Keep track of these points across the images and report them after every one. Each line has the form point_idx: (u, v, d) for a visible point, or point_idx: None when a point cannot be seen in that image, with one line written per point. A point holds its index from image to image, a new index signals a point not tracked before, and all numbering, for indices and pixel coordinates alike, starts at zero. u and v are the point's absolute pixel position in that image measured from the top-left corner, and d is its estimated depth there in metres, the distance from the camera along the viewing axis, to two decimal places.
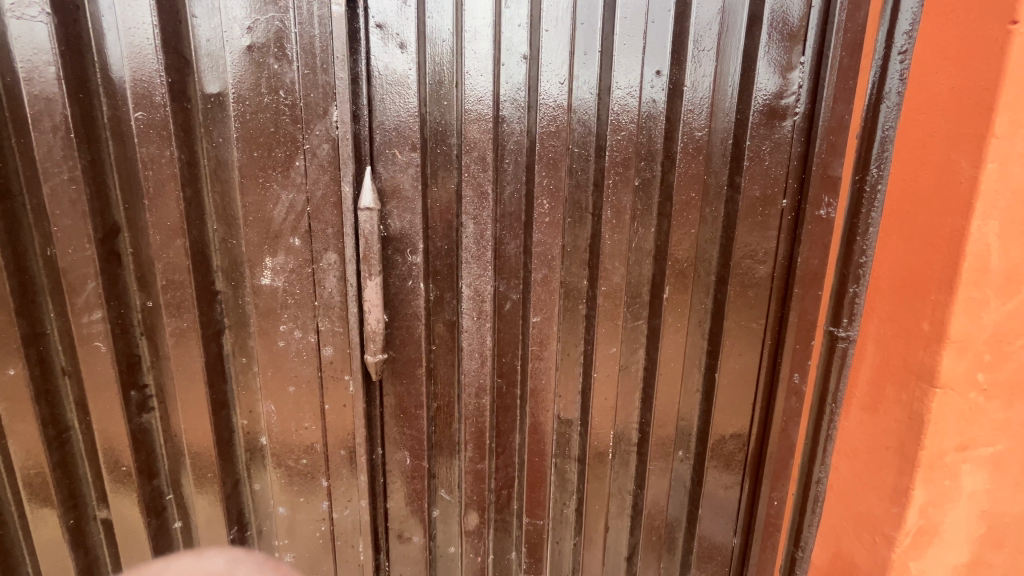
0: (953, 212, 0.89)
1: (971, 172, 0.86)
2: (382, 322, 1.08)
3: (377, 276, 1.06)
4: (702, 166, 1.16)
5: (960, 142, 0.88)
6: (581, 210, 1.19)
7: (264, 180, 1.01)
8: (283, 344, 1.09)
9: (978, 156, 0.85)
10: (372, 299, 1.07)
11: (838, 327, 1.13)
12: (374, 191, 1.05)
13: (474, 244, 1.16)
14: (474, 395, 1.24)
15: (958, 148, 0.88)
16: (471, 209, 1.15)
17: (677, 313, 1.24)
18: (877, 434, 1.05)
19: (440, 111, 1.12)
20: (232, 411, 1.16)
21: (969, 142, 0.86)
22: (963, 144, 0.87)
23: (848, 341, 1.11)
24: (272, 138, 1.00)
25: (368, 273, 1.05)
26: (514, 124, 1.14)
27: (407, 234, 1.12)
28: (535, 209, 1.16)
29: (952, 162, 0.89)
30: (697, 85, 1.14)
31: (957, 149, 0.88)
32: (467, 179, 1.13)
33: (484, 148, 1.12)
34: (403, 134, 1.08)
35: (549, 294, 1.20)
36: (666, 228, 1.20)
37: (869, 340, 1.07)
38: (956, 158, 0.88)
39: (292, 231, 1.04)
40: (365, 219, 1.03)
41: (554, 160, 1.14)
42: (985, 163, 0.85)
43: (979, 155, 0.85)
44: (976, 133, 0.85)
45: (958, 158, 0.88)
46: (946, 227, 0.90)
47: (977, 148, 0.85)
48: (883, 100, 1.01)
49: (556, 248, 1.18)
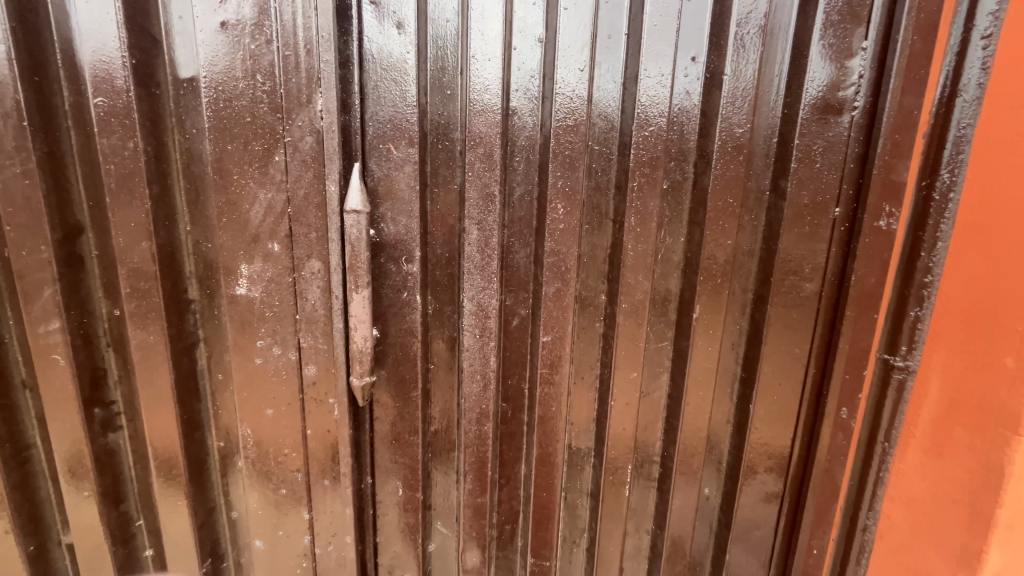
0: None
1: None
2: (370, 340, 0.95)
3: (366, 287, 0.93)
4: (742, 167, 1.00)
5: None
6: (601, 217, 1.05)
7: (238, 177, 0.88)
8: (260, 361, 0.96)
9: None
10: (357, 314, 0.94)
11: (894, 355, 0.96)
12: (364, 191, 0.91)
13: (479, 253, 1.03)
14: (475, 422, 1.10)
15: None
16: (474, 213, 1.01)
17: (708, 336, 1.09)
18: (941, 483, 0.87)
19: (443, 102, 0.99)
20: (207, 433, 1.05)
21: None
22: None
23: (905, 372, 0.94)
24: (246, 129, 0.87)
25: (355, 284, 0.92)
26: (526, 117, 1.00)
27: (402, 239, 0.99)
28: (548, 215, 1.02)
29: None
30: (739, 73, 0.99)
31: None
32: (470, 179, 1.00)
33: (490, 144, 0.98)
34: (399, 127, 0.95)
35: (563, 311, 1.06)
36: (698, 237, 1.04)
37: (933, 372, 0.89)
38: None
39: (271, 235, 0.91)
40: (352, 223, 0.90)
41: (570, 159, 1.00)
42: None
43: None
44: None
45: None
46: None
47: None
48: (959, 95, 0.84)
49: (572, 259, 1.04)
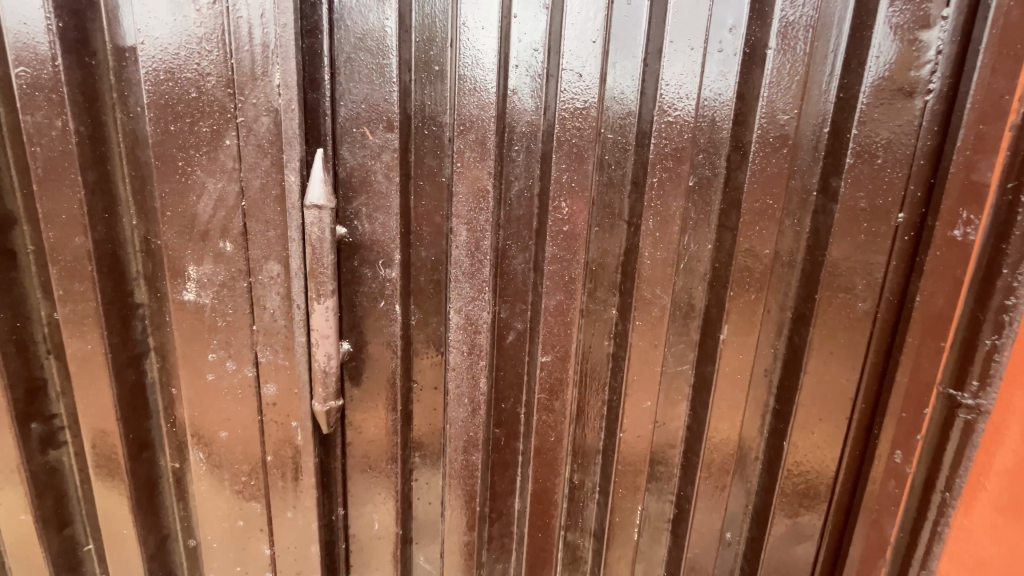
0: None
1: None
2: (335, 358, 0.82)
3: (330, 297, 0.80)
4: (785, 161, 0.84)
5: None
6: (614, 218, 0.89)
7: (184, 163, 0.75)
8: (212, 378, 0.84)
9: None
10: (318, 327, 0.80)
11: (962, 391, 0.78)
12: (328, 182, 0.76)
13: (469, 259, 0.88)
14: (461, 451, 0.96)
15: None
16: (463, 211, 0.86)
17: (737, 361, 0.93)
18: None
19: (428, 79, 0.84)
20: (158, 453, 0.93)
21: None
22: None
23: (975, 412, 0.77)
24: (192, 107, 0.73)
25: (318, 292, 0.78)
26: (527, 99, 0.85)
27: (379, 240, 0.85)
28: (550, 214, 0.87)
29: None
30: (788, 45, 0.81)
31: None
32: (457, 170, 0.85)
33: (484, 130, 0.83)
34: (376, 107, 0.81)
35: (568, 326, 0.91)
36: (730, 244, 0.88)
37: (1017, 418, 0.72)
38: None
39: (222, 232, 0.78)
40: (310, 221, 0.76)
41: (578, 149, 0.84)
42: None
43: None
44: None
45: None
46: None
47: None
48: None
49: (577, 267, 0.88)
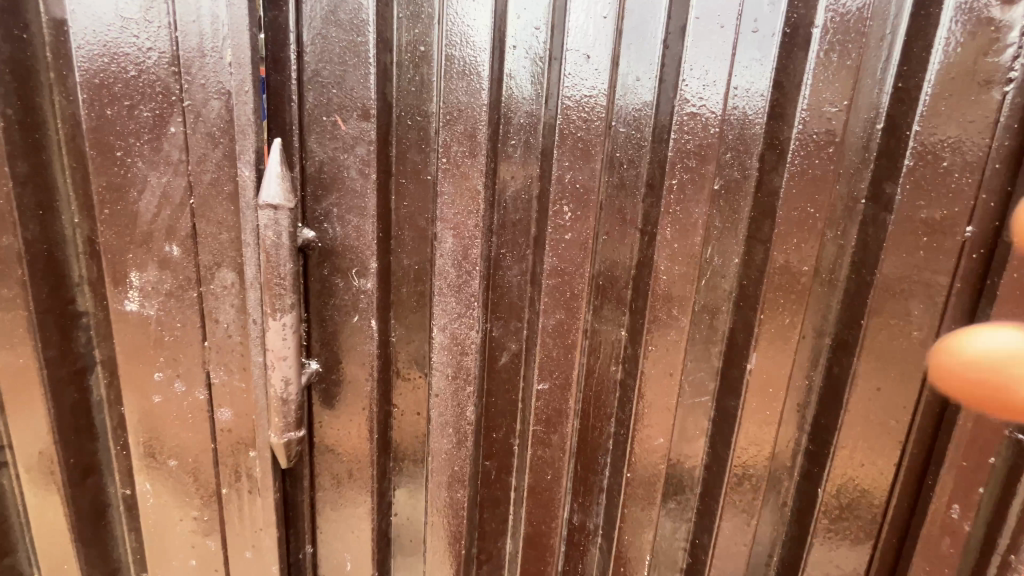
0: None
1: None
2: (292, 384, 0.70)
3: (290, 311, 0.69)
4: (834, 164, 0.70)
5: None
6: (626, 225, 0.77)
7: (122, 154, 0.65)
8: (159, 400, 0.73)
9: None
10: (273, 347, 0.69)
11: None
12: (285, 177, 0.65)
13: (455, 269, 0.76)
14: (446, 486, 0.84)
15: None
16: (449, 214, 0.74)
17: (767, 395, 0.79)
18: None
19: (412, 60, 0.73)
20: (106, 478, 0.83)
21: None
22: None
23: None
24: (132, 87, 0.63)
25: (274, 304, 0.67)
26: (525, 84, 0.73)
27: (352, 246, 0.74)
28: (550, 219, 0.74)
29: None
30: (842, 8, 0.67)
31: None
32: (442, 167, 0.73)
33: (473, 120, 0.71)
34: (350, 93, 0.70)
35: (570, 348, 0.79)
36: (763, 258, 0.74)
37: None
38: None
39: (168, 234, 0.67)
40: (264, 221, 0.65)
41: (584, 145, 0.72)
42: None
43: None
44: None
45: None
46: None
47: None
48: None
49: (581, 281, 0.76)
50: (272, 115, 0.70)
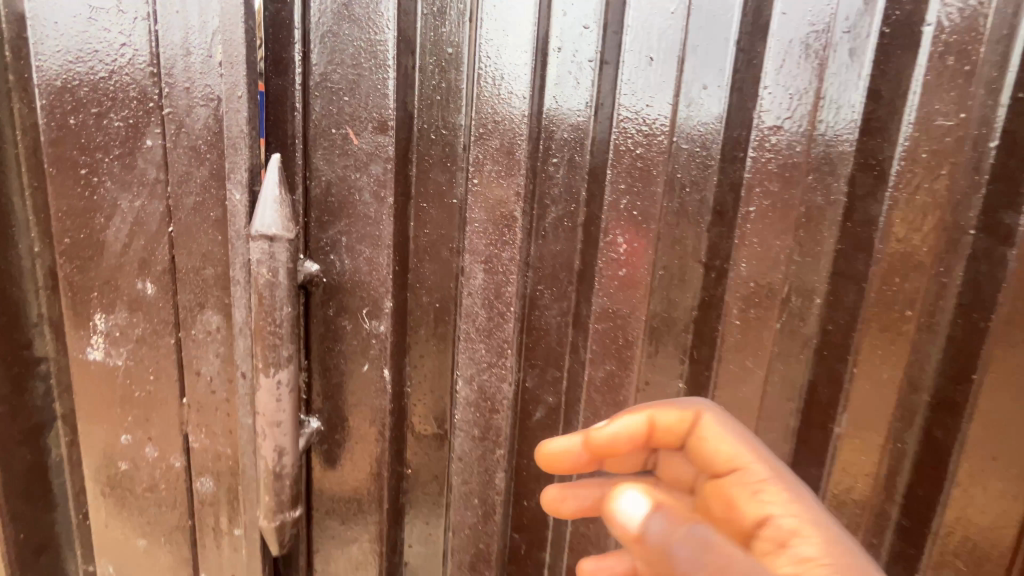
0: (619, 529, 0.40)
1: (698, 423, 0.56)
2: (285, 454, 0.55)
3: (286, 366, 0.54)
4: (949, 187, 0.57)
5: (716, 416, 0.52)
6: (690, 257, 0.64)
7: (88, 171, 0.53)
8: (128, 467, 0.61)
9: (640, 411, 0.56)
10: (265, 411, 0.54)
11: None
12: (285, 201, 0.52)
13: (486, 311, 0.63)
14: (468, 567, 0.70)
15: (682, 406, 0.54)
16: (479, 245, 0.62)
17: (863, 466, 0.64)
18: None
19: (437, 63, 0.62)
20: (66, 554, 0.70)
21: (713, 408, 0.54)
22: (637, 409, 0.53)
23: None
24: (100, 92, 0.52)
25: (268, 356, 0.53)
26: (572, 94, 0.61)
27: (363, 282, 0.62)
28: (601, 251, 0.62)
29: (729, 463, 0.49)
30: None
31: (707, 426, 0.51)
32: (472, 189, 0.61)
33: (512, 134, 0.60)
34: (365, 101, 0.58)
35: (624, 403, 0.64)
36: (856, 302, 0.62)
37: None
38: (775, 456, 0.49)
39: (142, 268, 0.55)
40: (255, 254, 0.51)
41: (645, 164, 0.60)
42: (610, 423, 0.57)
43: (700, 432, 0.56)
44: (634, 419, 0.52)
45: (775, 473, 0.47)
46: (646, 559, 0.38)
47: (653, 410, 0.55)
48: None
49: (637, 328, 0.63)
50: (276, 124, 0.60)
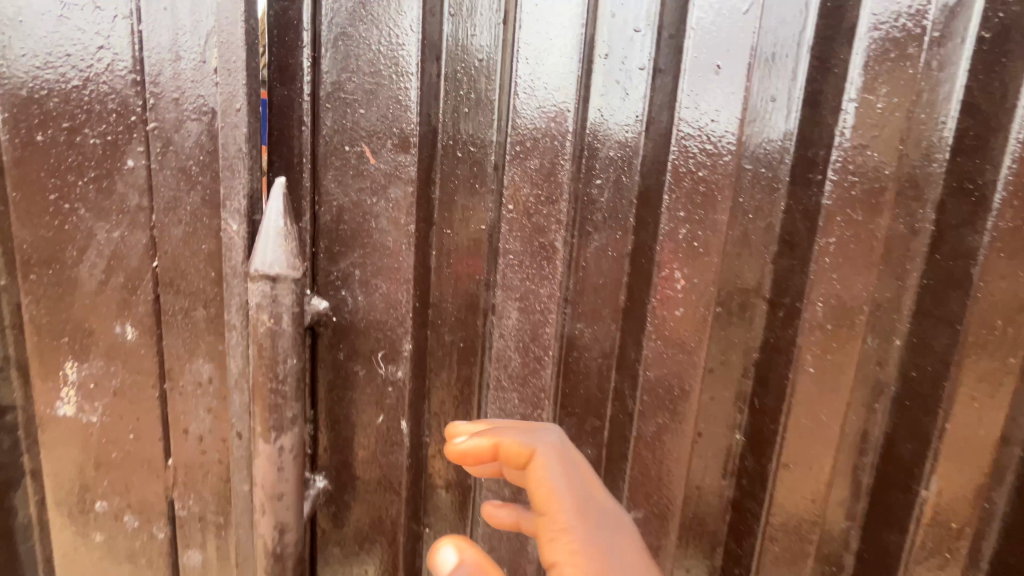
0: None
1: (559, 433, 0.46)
2: (288, 535, 0.46)
3: (290, 431, 0.45)
4: None
5: (552, 458, 0.42)
6: (752, 294, 0.56)
7: (60, 196, 0.45)
8: (103, 538, 0.52)
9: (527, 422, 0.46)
10: (264, 482, 0.45)
11: None
12: (285, 232, 0.43)
13: (520, 355, 0.56)
14: None
15: (528, 434, 0.43)
16: (513, 279, 0.55)
17: (960, 539, 0.55)
18: None
19: (465, 71, 0.54)
20: None
21: (550, 437, 0.44)
22: (504, 436, 0.43)
23: None
24: (73, 103, 0.44)
25: (269, 416, 0.44)
26: (620, 107, 0.53)
27: (379, 321, 0.54)
28: (655, 287, 0.55)
29: (538, 505, 0.41)
30: None
31: (538, 471, 0.41)
32: (506, 215, 0.54)
33: (554, 153, 0.52)
34: (384, 114, 0.51)
35: (680, 462, 0.57)
36: (948, 348, 0.53)
37: None
38: (591, 495, 0.40)
39: (122, 309, 0.47)
40: (254, 295, 0.43)
41: (707, 191, 0.52)
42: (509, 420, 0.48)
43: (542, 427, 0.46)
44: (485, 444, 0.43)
45: (578, 521, 0.39)
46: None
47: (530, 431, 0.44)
48: None
49: (696, 377, 0.55)
50: (281, 141, 0.52)
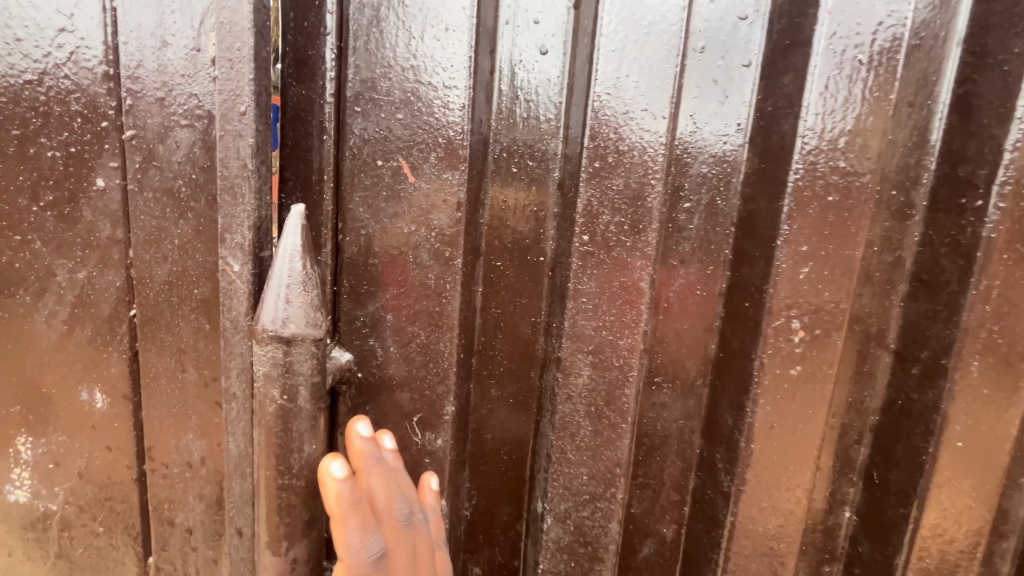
0: None
1: (402, 531, 0.37)
2: None
3: (300, 541, 0.36)
4: None
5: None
6: (873, 342, 0.46)
7: (8, 224, 0.35)
8: None
9: (386, 497, 0.36)
10: None
11: None
12: (299, 276, 0.33)
13: (590, 423, 0.45)
14: None
15: (362, 536, 0.35)
16: (585, 328, 0.43)
17: None
18: None
19: (525, 68, 0.43)
20: None
21: (372, 553, 0.35)
22: (344, 522, 0.34)
23: None
24: (24, 103, 0.34)
25: (280, 517, 0.35)
26: (719, 113, 0.43)
27: (413, 378, 0.43)
28: (764, 341, 0.42)
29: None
30: None
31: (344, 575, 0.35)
32: (578, 248, 0.42)
33: (643, 170, 0.41)
34: (425, 120, 0.40)
35: (785, 552, 0.46)
36: None
37: None
38: None
39: (94, 369, 0.38)
40: (261, 363, 0.34)
41: (840, 214, 0.40)
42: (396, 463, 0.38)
43: (389, 516, 0.36)
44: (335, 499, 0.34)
45: None
46: None
47: (370, 523, 0.35)
48: None
49: (808, 454, 0.43)
50: (297, 153, 0.41)
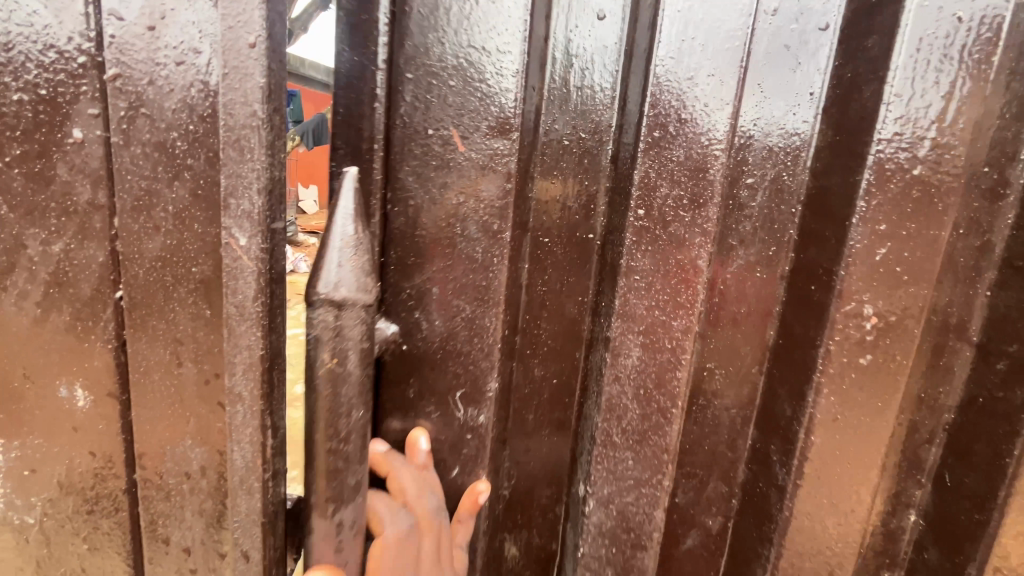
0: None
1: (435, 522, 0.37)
2: None
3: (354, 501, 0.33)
4: None
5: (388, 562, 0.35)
6: (953, 334, 0.40)
7: None
8: None
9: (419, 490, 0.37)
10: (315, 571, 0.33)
11: None
12: (363, 210, 0.30)
13: (638, 406, 0.41)
14: None
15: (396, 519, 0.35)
16: (636, 306, 0.39)
17: None
18: None
19: (582, 29, 0.37)
20: None
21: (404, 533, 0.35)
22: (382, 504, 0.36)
23: None
24: None
25: (327, 482, 0.32)
26: (791, 79, 0.38)
27: (461, 351, 0.38)
28: (831, 327, 0.37)
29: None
30: None
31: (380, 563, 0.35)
32: (631, 222, 0.38)
33: (705, 141, 0.37)
34: (478, 81, 0.34)
35: (840, 557, 0.41)
36: None
37: None
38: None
39: (71, 362, 0.32)
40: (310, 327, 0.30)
41: (923, 185, 0.35)
42: (428, 465, 0.38)
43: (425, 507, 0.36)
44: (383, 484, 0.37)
45: None
46: None
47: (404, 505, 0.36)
48: None
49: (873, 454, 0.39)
50: (348, 121, 0.36)
